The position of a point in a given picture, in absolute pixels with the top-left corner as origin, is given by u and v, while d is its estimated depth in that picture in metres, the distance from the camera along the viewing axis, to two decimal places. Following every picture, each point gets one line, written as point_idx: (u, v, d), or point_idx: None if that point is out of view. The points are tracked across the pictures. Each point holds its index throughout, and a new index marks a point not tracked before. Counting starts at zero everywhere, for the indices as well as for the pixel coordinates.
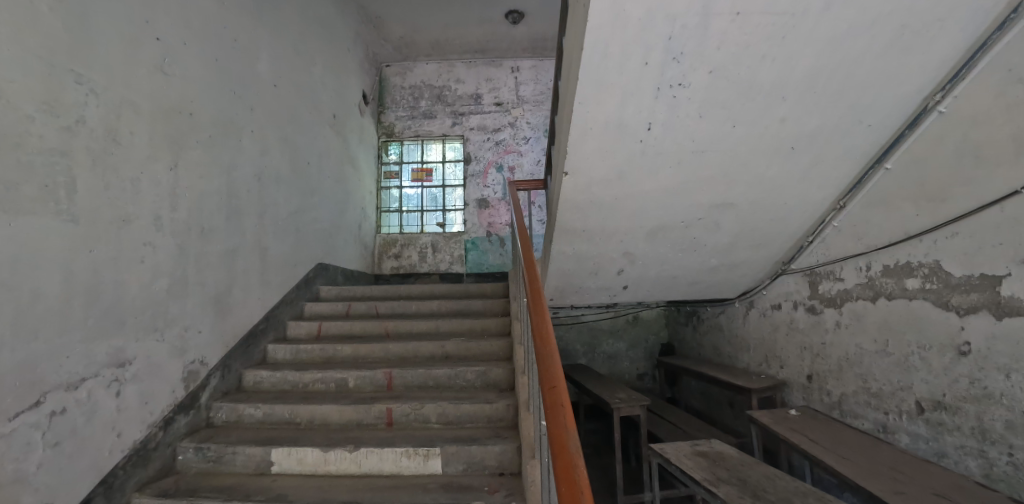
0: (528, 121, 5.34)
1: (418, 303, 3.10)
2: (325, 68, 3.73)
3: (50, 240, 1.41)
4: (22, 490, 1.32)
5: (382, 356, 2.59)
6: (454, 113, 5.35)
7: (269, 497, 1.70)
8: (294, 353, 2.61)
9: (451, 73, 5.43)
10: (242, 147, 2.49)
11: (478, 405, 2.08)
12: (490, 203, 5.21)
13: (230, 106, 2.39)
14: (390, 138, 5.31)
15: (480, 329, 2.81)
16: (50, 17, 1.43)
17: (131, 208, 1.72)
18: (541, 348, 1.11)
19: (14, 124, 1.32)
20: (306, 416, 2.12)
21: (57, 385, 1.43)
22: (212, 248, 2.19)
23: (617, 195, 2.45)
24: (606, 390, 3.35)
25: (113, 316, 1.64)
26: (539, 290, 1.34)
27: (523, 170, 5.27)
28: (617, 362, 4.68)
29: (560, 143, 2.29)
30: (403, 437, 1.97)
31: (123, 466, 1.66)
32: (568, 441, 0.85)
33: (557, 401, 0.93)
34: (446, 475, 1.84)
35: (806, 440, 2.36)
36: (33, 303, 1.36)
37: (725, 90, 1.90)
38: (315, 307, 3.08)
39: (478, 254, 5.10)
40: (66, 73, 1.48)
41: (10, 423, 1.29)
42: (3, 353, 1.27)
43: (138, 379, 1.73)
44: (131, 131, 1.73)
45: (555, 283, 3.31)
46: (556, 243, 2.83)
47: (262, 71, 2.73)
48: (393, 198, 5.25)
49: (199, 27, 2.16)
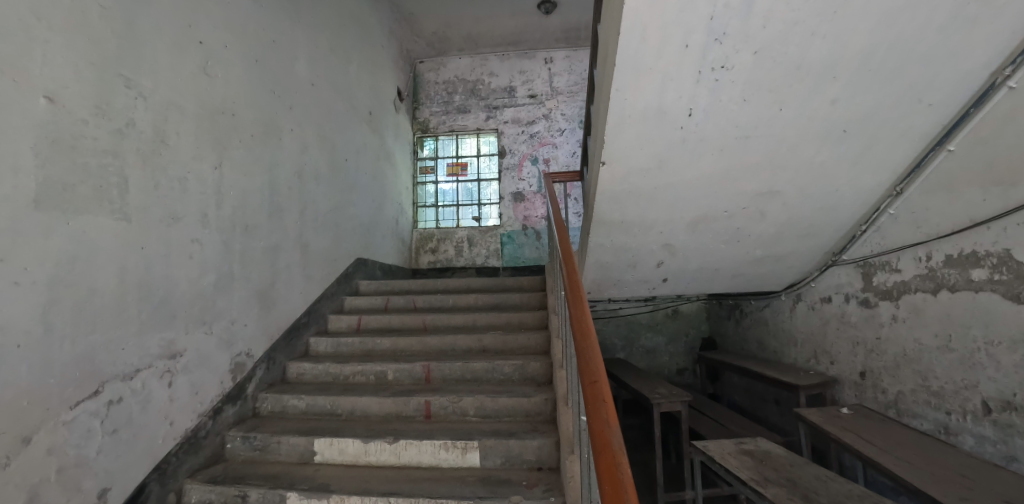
0: (563, 112, 5.25)
1: (455, 297, 3.12)
2: (361, 66, 3.80)
3: (104, 237, 1.49)
4: (84, 474, 1.41)
5: (420, 349, 2.62)
6: (488, 106, 5.33)
7: (311, 486, 1.74)
8: (335, 346, 2.69)
9: (485, 66, 5.40)
10: (283, 146, 2.56)
11: (515, 399, 2.06)
12: (526, 197, 5.17)
13: (271, 108, 2.47)
14: (425, 134, 5.36)
15: (516, 323, 2.79)
16: (100, 25, 1.50)
17: (179, 207, 1.80)
18: (581, 342, 1.07)
19: (68, 128, 1.39)
20: (347, 407, 2.17)
21: (114, 375, 1.52)
22: (256, 244, 2.28)
23: (656, 185, 2.35)
24: (646, 385, 3.25)
25: (165, 309, 1.73)
26: (578, 282, 1.30)
27: (559, 162, 5.19)
28: (657, 356, 4.54)
29: (597, 131, 2.21)
30: (440, 430, 1.98)
31: (175, 453, 1.75)
32: (612, 439, 0.80)
33: (599, 397, 0.89)
34: (485, 469, 1.83)
35: (860, 441, 2.19)
36: (90, 296, 1.45)
37: (772, 72, 1.76)
38: (355, 301, 3.16)
39: (515, 248, 5.09)
40: (115, 76, 1.55)
41: (71, 411, 1.38)
42: (64, 345, 1.36)
43: (189, 370, 1.83)
44: (177, 132, 1.81)
45: (593, 277, 3.23)
46: (594, 235, 2.75)
47: (301, 72, 2.80)
48: (430, 193, 5.31)
49: (239, 29, 2.22)
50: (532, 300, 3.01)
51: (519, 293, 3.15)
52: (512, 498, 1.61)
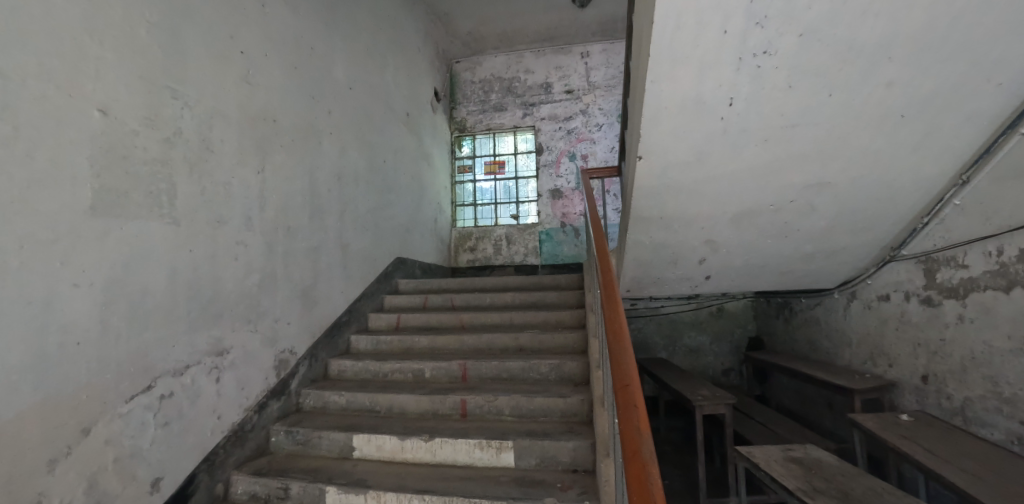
0: (601, 107, 5.16)
1: (493, 295, 3.12)
2: (398, 70, 3.88)
3: (154, 240, 1.58)
4: (140, 463, 1.50)
5: (457, 347, 2.64)
6: (524, 104, 5.32)
7: (350, 481, 1.79)
8: (375, 344, 2.76)
9: (520, 64, 5.39)
10: (323, 149, 2.65)
11: (550, 399, 2.04)
12: (563, 194, 5.12)
13: (311, 113, 2.56)
14: (463, 133, 5.42)
15: (554, 322, 2.76)
16: (147, 40, 1.60)
17: (224, 211, 1.89)
18: (615, 344, 1.07)
19: (121, 139, 1.49)
20: (385, 404, 2.22)
21: (166, 371, 1.61)
22: (298, 246, 2.37)
23: (695, 178, 2.25)
24: (687, 385, 3.14)
25: (212, 308, 1.82)
26: (613, 282, 1.29)
27: (597, 158, 5.11)
28: (700, 357, 4.38)
29: (633, 125, 2.15)
30: (476, 429, 1.98)
31: (223, 445, 1.84)
32: (642, 447, 0.79)
33: (630, 402, 0.88)
34: (520, 469, 1.82)
35: (920, 450, 2.02)
36: (143, 296, 1.54)
37: (819, 55, 1.65)
38: (395, 300, 3.23)
39: (553, 245, 5.06)
40: (162, 89, 1.65)
41: (127, 404, 1.47)
42: (120, 341, 1.46)
43: (235, 366, 1.92)
44: (222, 140, 1.90)
45: (631, 274, 3.15)
46: (632, 232, 2.68)
47: (339, 76, 2.89)
48: (468, 192, 5.36)
49: (279, 38, 2.32)
50: (569, 299, 2.97)
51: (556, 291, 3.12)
52: (545, 500, 1.58)
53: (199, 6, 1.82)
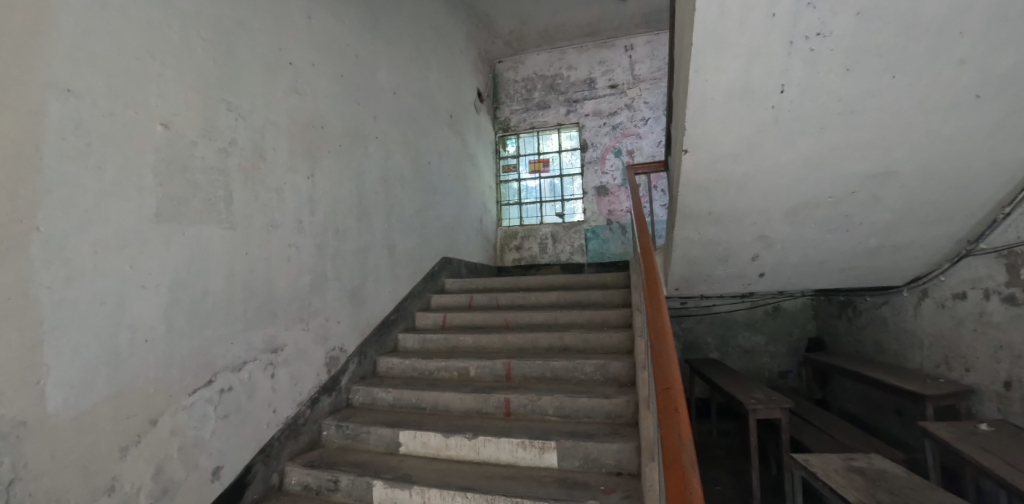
0: (646, 101, 5.03)
1: (537, 294, 3.11)
2: (440, 72, 3.95)
3: (213, 244, 1.69)
4: (202, 453, 1.60)
5: (502, 346, 2.65)
6: (568, 101, 5.27)
7: (396, 476, 1.83)
8: (421, 342, 2.82)
9: (562, 61, 5.35)
10: (369, 153, 2.73)
11: (595, 400, 2.00)
12: (609, 191, 5.04)
13: (357, 119, 2.65)
14: (506, 133, 5.45)
15: (599, 321, 2.71)
16: (204, 56, 1.70)
17: (277, 215, 1.99)
18: (658, 346, 1.05)
19: (182, 149, 1.59)
20: (431, 402, 2.26)
21: (225, 367, 1.71)
22: (347, 247, 2.45)
23: (746, 171, 2.13)
24: (740, 388, 2.99)
25: (267, 308, 1.92)
26: (657, 282, 1.27)
27: (643, 153, 4.98)
28: (754, 358, 4.16)
29: (678, 117, 2.07)
30: (519, 428, 1.97)
31: (278, 437, 1.94)
32: (682, 453, 0.78)
33: (671, 406, 0.88)
34: (563, 470, 1.79)
35: (1002, 464, 1.82)
36: (203, 296, 1.64)
37: (879, 35, 1.52)
38: (440, 299, 3.28)
39: (599, 243, 4.97)
40: (218, 101, 1.75)
41: (190, 397, 1.57)
42: (184, 339, 1.56)
43: (288, 363, 2.01)
44: (273, 148, 2.00)
45: (680, 272, 3.03)
46: (679, 228, 2.58)
47: (383, 81, 2.97)
48: (513, 191, 5.38)
49: (326, 48, 2.41)
50: (615, 297, 2.92)
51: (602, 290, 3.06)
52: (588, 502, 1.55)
53: (250, 22, 1.92)
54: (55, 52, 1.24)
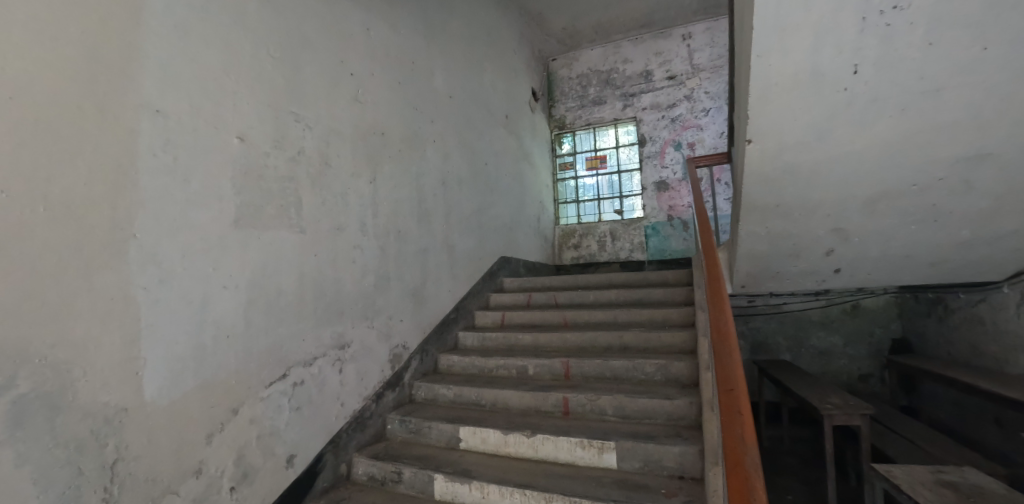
0: (707, 90, 4.81)
1: (596, 293, 3.07)
2: (495, 74, 3.99)
3: (285, 247, 1.80)
4: (278, 441, 1.72)
5: (560, 344, 2.63)
6: (624, 95, 5.16)
7: (456, 470, 1.87)
8: (481, 340, 2.86)
9: (617, 54, 5.24)
10: (427, 156, 2.81)
11: (656, 401, 1.94)
12: (670, 186, 4.88)
13: (416, 124, 2.74)
14: (563, 131, 5.44)
15: (660, 320, 2.63)
16: (272, 72, 1.82)
17: (342, 218, 2.09)
18: (719, 345, 1.01)
19: (255, 159, 1.71)
20: (490, 399, 2.29)
21: (298, 362, 1.83)
22: (408, 248, 2.54)
23: (818, 160, 1.98)
24: (813, 392, 2.79)
25: (335, 306, 2.03)
26: (719, 279, 1.21)
27: (705, 145, 4.77)
28: (829, 360, 3.87)
29: (741, 106, 1.97)
30: (578, 427, 1.95)
31: (346, 429, 2.04)
32: (746, 459, 0.75)
33: (734, 409, 0.84)
34: (622, 472, 1.75)
35: None
36: (277, 295, 1.76)
37: (967, 3, 1.37)
38: (499, 298, 3.32)
39: (660, 240, 4.83)
40: (287, 114, 1.87)
41: (267, 389, 1.69)
42: (261, 335, 1.68)
43: (355, 359, 2.11)
44: (338, 154, 2.11)
45: (747, 269, 2.87)
46: (744, 223, 2.45)
47: (439, 86, 3.04)
48: (571, 189, 5.37)
49: (384, 57, 2.50)
50: (677, 295, 2.82)
51: (663, 288, 2.98)
52: None
53: (314, 37, 2.03)
54: (146, 76, 1.37)
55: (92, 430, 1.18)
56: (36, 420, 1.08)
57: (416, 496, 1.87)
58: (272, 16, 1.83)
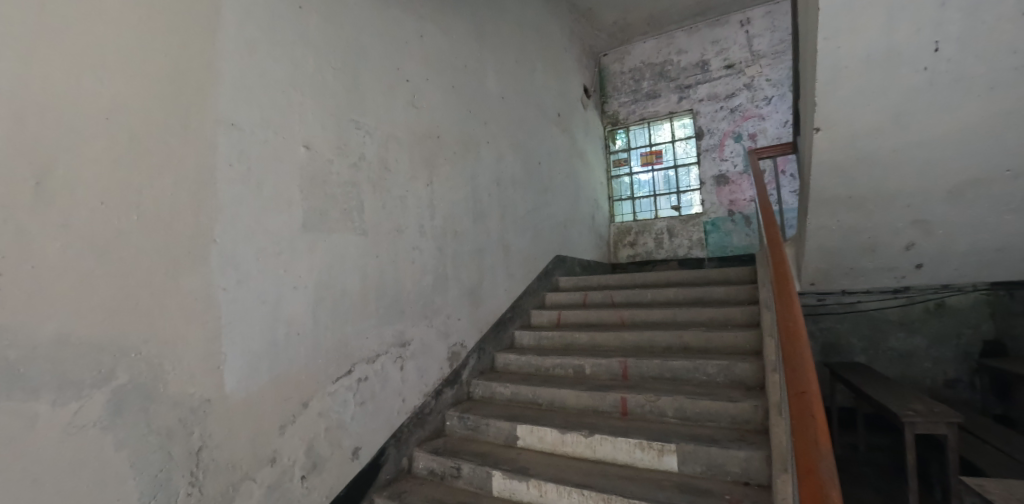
0: (768, 78, 4.58)
1: (654, 291, 3.00)
2: (546, 73, 3.98)
3: (349, 249, 1.89)
4: (344, 433, 1.80)
5: (617, 344, 2.59)
6: (680, 87, 5.01)
7: (513, 468, 1.88)
8: (537, 339, 2.87)
9: (671, 45, 5.09)
10: (481, 158, 2.86)
11: (719, 403, 1.87)
12: (730, 179, 4.69)
13: (470, 126, 2.78)
14: (616, 126, 5.35)
15: (722, 319, 2.53)
16: (333, 82, 1.90)
17: (402, 221, 2.17)
18: (788, 346, 0.95)
19: (320, 166, 1.81)
20: (546, 398, 2.29)
21: (362, 358, 1.91)
22: (464, 248, 2.59)
23: (895, 146, 1.86)
24: (892, 397, 2.58)
25: (395, 306, 2.10)
26: (786, 278, 1.14)
27: (768, 135, 4.54)
28: (908, 363, 3.57)
29: (808, 92, 1.87)
30: (636, 428, 1.91)
31: (408, 424, 2.11)
32: (820, 466, 0.70)
33: (806, 414, 0.79)
34: (683, 475, 1.70)
35: None
36: (342, 295, 1.85)
37: None
38: (555, 297, 3.33)
39: (721, 236, 4.65)
40: (349, 122, 1.95)
41: (334, 384, 1.78)
42: (329, 333, 1.78)
43: (415, 356, 2.18)
44: (396, 159, 2.18)
45: (817, 267, 2.69)
46: (812, 217, 2.31)
47: (492, 88, 3.07)
48: (625, 186, 5.27)
49: (438, 62, 2.56)
50: (739, 294, 2.71)
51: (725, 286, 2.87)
52: None
53: (371, 48, 2.11)
54: (222, 92, 1.48)
55: (181, 419, 1.29)
56: (133, 409, 1.19)
57: (475, 492, 1.91)
58: (332, 30, 1.92)
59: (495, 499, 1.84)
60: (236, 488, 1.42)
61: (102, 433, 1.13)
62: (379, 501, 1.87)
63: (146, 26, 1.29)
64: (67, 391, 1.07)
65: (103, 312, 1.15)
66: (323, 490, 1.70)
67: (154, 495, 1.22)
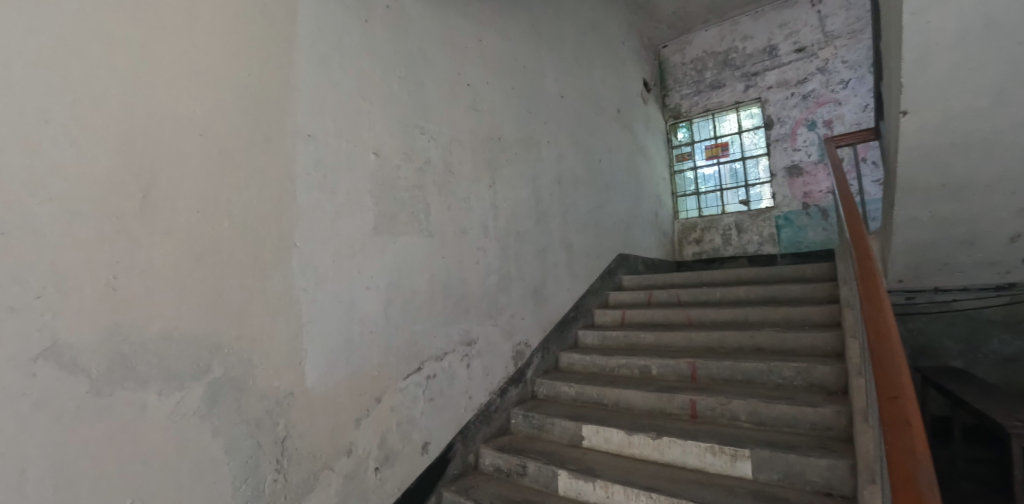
0: (845, 60, 4.28)
1: (723, 290, 2.89)
2: (604, 69, 3.93)
3: (418, 250, 1.96)
4: (414, 428, 1.87)
5: (685, 344, 2.52)
6: (746, 75, 4.79)
7: (580, 468, 1.87)
8: (601, 338, 2.84)
9: (735, 32, 4.89)
10: (542, 157, 2.87)
11: (798, 407, 1.77)
12: (804, 170, 4.41)
13: (530, 127, 2.81)
14: (678, 120, 5.19)
15: (798, 319, 2.40)
16: (400, 90, 1.98)
17: (466, 222, 2.22)
18: (878, 348, 0.88)
19: (390, 171, 1.88)
20: (612, 398, 2.26)
21: (431, 356, 1.98)
22: (528, 248, 2.62)
23: (990, 127, 1.81)
24: (998, 406, 2.33)
25: (462, 305, 2.16)
26: (873, 275, 1.06)
27: (846, 121, 4.23)
28: (1013, 369, 3.19)
29: (893, 75, 1.84)
30: (707, 432, 1.85)
31: (474, 421, 2.16)
32: (919, 475, 0.64)
33: (901, 421, 0.72)
34: (758, 483, 1.62)
35: None
36: (412, 295, 1.92)
37: None
38: (618, 296, 3.28)
39: (794, 231, 4.38)
40: (415, 128, 2.02)
41: (405, 381, 1.85)
42: (400, 331, 1.85)
43: (480, 355, 2.23)
44: (460, 162, 2.23)
45: (904, 261, 2.59)
46: (900, 206, 2.23)
47: (551, 87, 3.08)
48: (689, 181, 5.09)
49: (497, 65, 2.60)
50: (818, 292, 2.55)
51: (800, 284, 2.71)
52: None
53: (434, 57, 2.18)
54: (299, 106, 1.58)
55: (268, 411, 1.39)
56: (226, 400, 1.29)
57: (540, 490, 1.91)
58: (399, 41, 2.00)
59: (561, 498, 1.84)
60: (316, 476, 1.50)
61: (202, 421, 1.24)
62: (448, 495, 1.92)
63: (232, 48, 1.40)
64: (171, 383, 1.18)
65: (200, 312, 1.26)
66: (395, 482, 1.77)
67: (245, 480, 1.32)
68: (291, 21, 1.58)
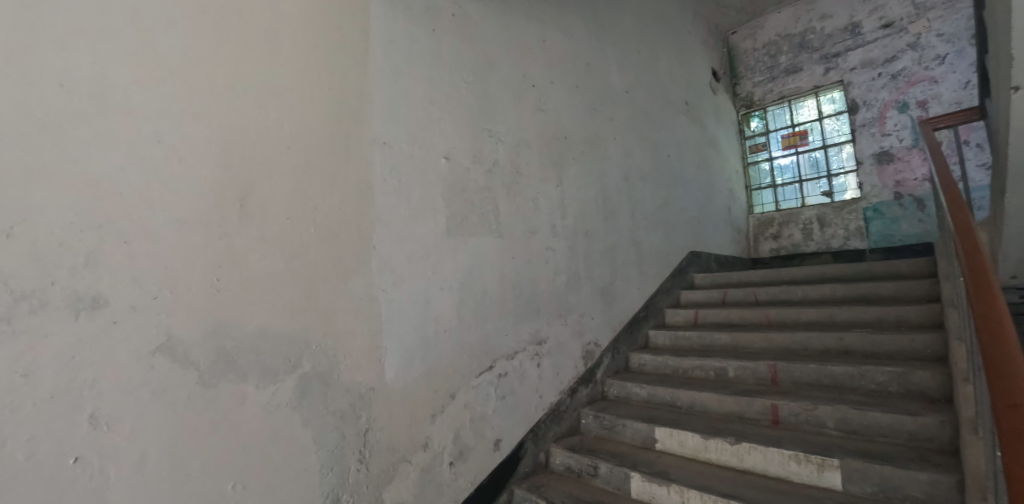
0: (941, 32, 3.89)
1: (806, 289, 2.72)
2: (670, 61, 3.81)
3: (488, 252, 2.00)
4: (486, 425, 1.91)
5: (766, 345, 2.39)
6: (825, 57, 4.49)
7: (653, 471, 1.83)
8: (673, 339, 2.77)
9: (812, 12, 4.61)
10: (609, 154, 2.83)
11: (894, 415, 1.64)
12: (894, 156, 4.05)
13: (597, 124, 2.78)
14: (751, 109, 4.95)
15: (893, 320, 2.22)
16: (467, 95, 2.02)
17: (534, 223, 2.23)
18: (994, 347, 0.80)
19: (460, 175, 1.93)
20: (686, 401, 2.19)
21: (502, 355, 2.02)
22: (596, 247, 2.60)
23: None
24: None
25: (531, 305, 2.18)
26: (983, 269, 0.96)
27: (943, 100, 3.84)
28: None
29: (1004, 46, 1.64)
30: (791, 439, 1.75)
31: (544, 421, 2.18)
32: None
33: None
34: (849, 495, 1.52)
35: None
36: (483, 295, 1.97)
37: None
38: (691, 295, 3.18)
39: (886, 223, 4.04)
40: (483, 131, 2.07)
41: (477, 379, 1.90)
42: (472, 330, 1.90)
43: (550, 354, 2.24)
44: (527, 163, 2.25)
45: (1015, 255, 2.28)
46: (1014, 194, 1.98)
47: (616, 82, 3.03)
48: (765, 173, 4.83)
49: (561, 63, 2.59)
50: (916, 290, 2.35)
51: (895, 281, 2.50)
52: None
53: (501, 61, 2.22)
54: (375, 115, 1.66)
55: (352, 404, 1.47)
56: (315, 394, 1.39)
57: (611, 492, 1.90)
58: (467, 48, 2.05)
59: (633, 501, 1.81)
60: (396, 468, 1.58)
61: (293, 412, 1.33)
62: (519, 492, 1.96)
63: (314, 65, 1.50)
64: (267, 376, 1.28)
65: (292, 312, 1.36)
66: (469, 477, 1.82)
67: (332, 468, 1.41)
68: (366, 34, 1.66)
